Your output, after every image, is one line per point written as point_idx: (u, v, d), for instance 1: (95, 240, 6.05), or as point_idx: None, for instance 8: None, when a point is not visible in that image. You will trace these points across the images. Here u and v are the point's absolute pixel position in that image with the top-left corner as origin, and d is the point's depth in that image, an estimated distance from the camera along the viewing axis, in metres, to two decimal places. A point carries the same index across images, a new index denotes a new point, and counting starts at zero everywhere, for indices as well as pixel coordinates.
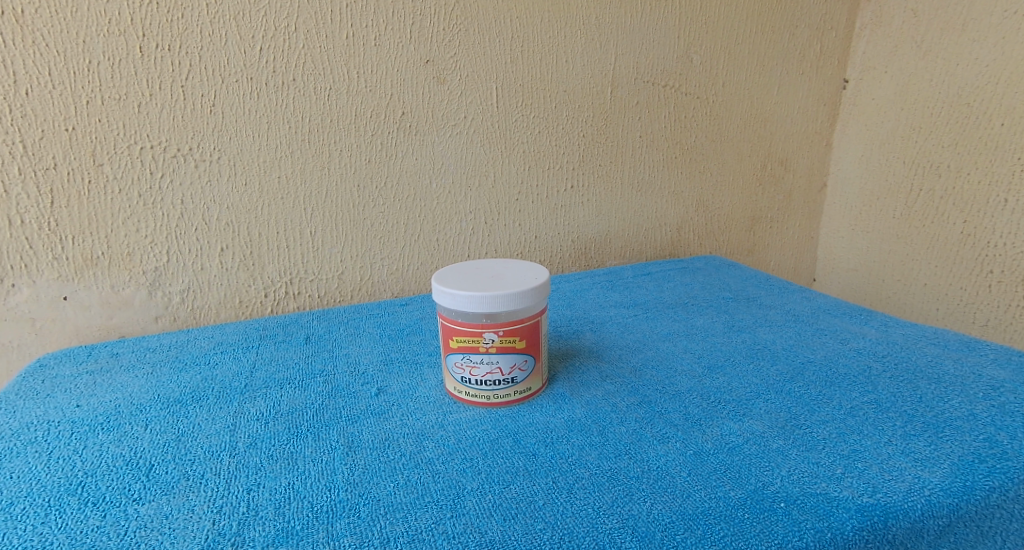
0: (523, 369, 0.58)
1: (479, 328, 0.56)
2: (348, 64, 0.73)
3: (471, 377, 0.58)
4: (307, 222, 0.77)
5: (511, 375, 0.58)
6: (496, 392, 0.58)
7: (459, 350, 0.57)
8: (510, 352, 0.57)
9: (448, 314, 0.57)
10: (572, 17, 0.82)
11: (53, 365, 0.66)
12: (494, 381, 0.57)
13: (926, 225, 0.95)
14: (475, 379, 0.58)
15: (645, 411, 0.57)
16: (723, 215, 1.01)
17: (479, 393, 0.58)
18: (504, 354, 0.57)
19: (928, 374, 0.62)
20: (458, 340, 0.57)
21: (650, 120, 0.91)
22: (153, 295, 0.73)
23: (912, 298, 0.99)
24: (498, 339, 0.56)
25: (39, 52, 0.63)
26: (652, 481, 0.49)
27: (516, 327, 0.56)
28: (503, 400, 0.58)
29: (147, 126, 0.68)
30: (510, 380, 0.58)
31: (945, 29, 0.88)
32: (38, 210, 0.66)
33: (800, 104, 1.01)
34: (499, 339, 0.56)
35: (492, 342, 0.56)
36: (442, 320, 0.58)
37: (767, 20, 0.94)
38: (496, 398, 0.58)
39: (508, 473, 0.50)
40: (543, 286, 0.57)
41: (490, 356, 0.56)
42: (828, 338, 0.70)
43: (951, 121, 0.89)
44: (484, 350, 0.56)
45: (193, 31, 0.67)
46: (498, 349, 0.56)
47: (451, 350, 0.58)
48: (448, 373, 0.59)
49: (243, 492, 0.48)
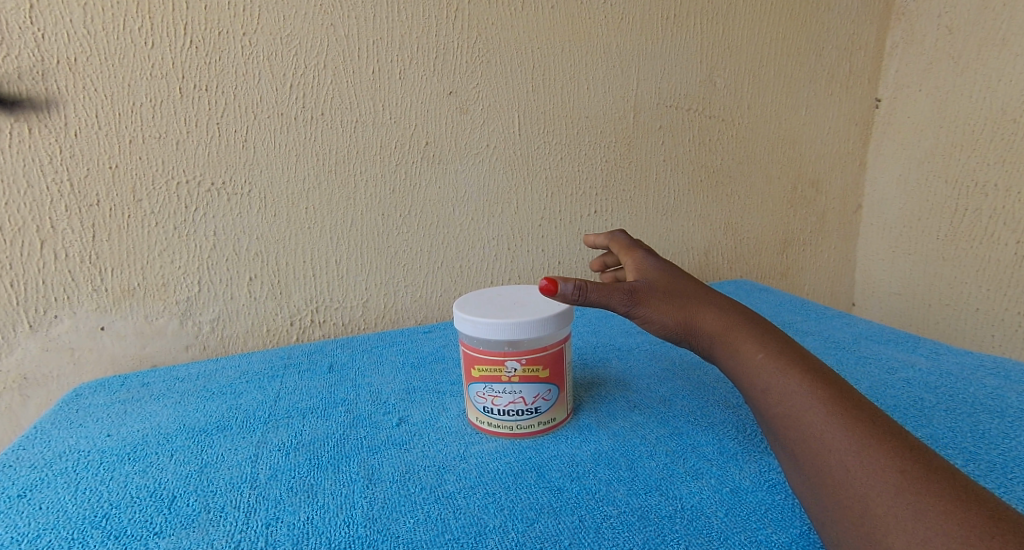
0: (547, 399, 0.56)
1: (501, 356, 0.54)
2: (374, 98, 0.75)
3: (493, 407, 0.56)
4: (333, 251, 0.78)
5: (534, 405, 0.56)
6: (519, 422, 0.56)
7: (481, 380, 0.56)
8: (533, 382, 0.55)
9: (470, 341, 0.56)
10: (594, 46, 0.83)
11: (88, 395, 0.67)
12: (517, 411, 0.56)
13: (975, 247, 0.90)
14: (497, 408, 0.56)
15: (676, 444, 0.55)
16: (755, 239, 0.99)
17: (503, 423, 0.56)
18: (527, 384, 0.55)
19: (989, 408, 0.57)
20: (479, 369, 0.55)
21: (674, 144, 0.90)
22: (185, 324, 0.75)
23: (966, 325, 0.94)
24: (521, 368, 0.54)
25: (88, 96, 0.67)
26: (686, 521, 0.46)
27: (540, 354, 0.54)
28: (527, 431, 0.56)
29: (183, 162, 0.71)
30: (533, 410, 0.56)
31: (983, 45, 0.86)
32: (82, 244, 0.69)
33: (831, 125, 0.99)
34: (521, 367, 0.54)
35: (514, 371, 0.54)
36: (463, 348, 0.56)
37: (793, 42, 0.93)
38: (519, 429, 0.56)
39: (532, 510, 0.48)
40: (569, 313, 0.56)
41: (512, 385, 0.55)
42: (873, 367, 0.66)
43: (996, 138, 0.86)
44: (506, 379, 0.55)
45: (229, 72, 0.70)
46: (521, 378, 0.54)
47: (472, 380, 0.56)
48: (469, 401, 0.58)
49: (262, 526, 0.47)
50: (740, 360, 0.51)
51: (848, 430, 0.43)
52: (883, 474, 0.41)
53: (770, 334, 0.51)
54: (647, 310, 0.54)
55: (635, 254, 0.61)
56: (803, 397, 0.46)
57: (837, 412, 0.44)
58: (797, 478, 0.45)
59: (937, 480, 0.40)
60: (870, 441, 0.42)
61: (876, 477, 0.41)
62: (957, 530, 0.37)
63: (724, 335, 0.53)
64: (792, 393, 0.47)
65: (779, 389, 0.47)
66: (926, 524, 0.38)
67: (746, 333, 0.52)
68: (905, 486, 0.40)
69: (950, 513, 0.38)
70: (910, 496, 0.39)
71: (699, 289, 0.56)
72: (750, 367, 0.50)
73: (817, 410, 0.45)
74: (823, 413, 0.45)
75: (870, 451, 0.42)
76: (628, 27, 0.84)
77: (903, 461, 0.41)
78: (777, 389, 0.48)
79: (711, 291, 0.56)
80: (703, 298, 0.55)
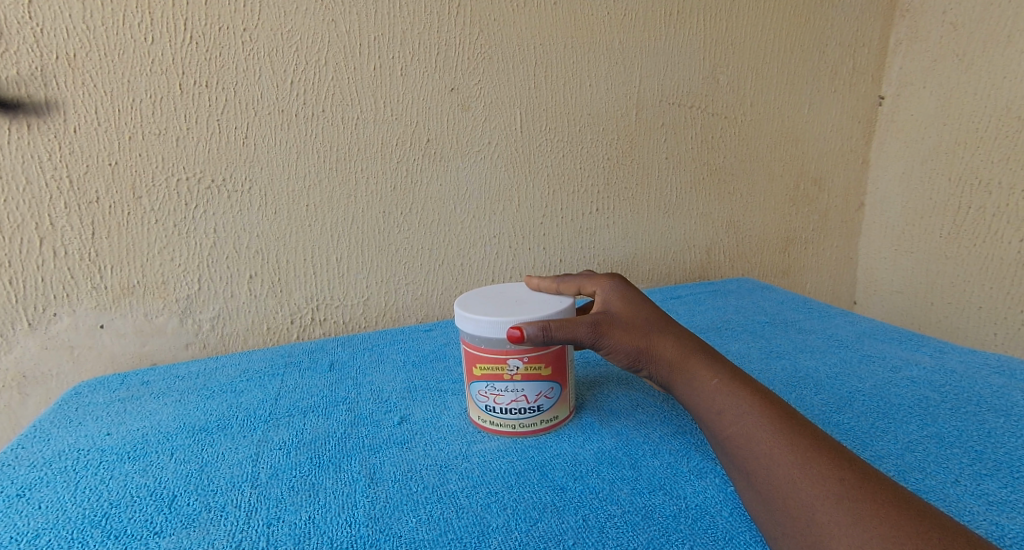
0: (549, 397, 0.55)
1: (504, 355, 0.53)
2: (375, 95, 0.75)
3: (495, 406, 0.55)
4: (334, 249, 0.78)
5: (537, 403, 0.55)
6: (521, 421, 0.56)
7: (482, 379, 0.55)
8: (536, 380, 0.54)
9: (471, 340, 0.55)
10: (596, 42, 0.82)
11: (88, 393, 0.67)
12: (520, 409, 0.55)
13: (979, 246, 0.90)
14: (499, 407, 0.55)
15: (680, 443, 0.55)
16: (757, 237, 0.98)
17: (504, 422, 0.56)
18: (530, 382, 0.54)
19: (995, 407, 0.57)
20: (481, 368, 0.54)
21: (676, 142, 0.89)
22: (185, 322, 0.75)
23: (969, 324, 0.94)
24: (523, 366, 0.53)
25: (87, 92, 0.66)
26: (690, 521, 0.46)
27: (543, 353, 0.54)
28: (529, 429, 0.56)
29: (183, 159, 0.70)
30: (536, 408, 0.55)
31: (988, 42, 0.86)
32: (82, 241, 0.69)
33: (834, 123, 0.98)
34: (524, 366, 0.53)
35: (517, 369, 0.53)
36: (465, 347, 0.56)
37: (797, 39, 0.93)
38: (521, 427, 0.56)
39: (535, 509, 0.48)
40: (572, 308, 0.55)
41: (514, 384, 0.54)
42: (877, 366, 0.66)
43: (1000, 136, 0.86)
44: (508, 378, 0.54)
45: (229, 68, 0.70)
46: (523, 377, 0.54)
47: (474, 378, 0.56)
48: (471, 400, 0.57)
49: (264, 525, 0.47)
50: (694, 384, 0.51)
51: (796, 446, 0.44)
52: (828, 487, 0.41)
53: (722, 361, 0.52)
54: (612, 341, 0.54)
55: (600, 284, 0.59)
56: (753, 417, 0.47)
57: (783, 429, 0.45)
58: (745, 493, 0.46)
59: (877, 491, 0.41)
60: (814, 455, 0.43)
61: (819, 487, 0.42)
62: (896, 536, 0.38)
63: (680, 363, 0.53)
64: (741, 414, 0.47)
65: (730, 410, 0.48)
66: (868, 530, 0.39)
67: (699, 359, 0.52)
68: (846, 495, 0.41)
69: (889, 520, 0.39)
70: (850, 504, 0.40)
71: (660, 317, 0.56)
72: (702, 390, 0.50)
73: (766, 428, 0.46)
74: (772, 433, 0.45)
75: (817, 465, 0.43)
76: (630, 23, 0.83)
77: (846, 473, 0.42)
78: (729, 411, 0.48)
79: (671, 320, 0.56)
80: (664, 326, 0.55)
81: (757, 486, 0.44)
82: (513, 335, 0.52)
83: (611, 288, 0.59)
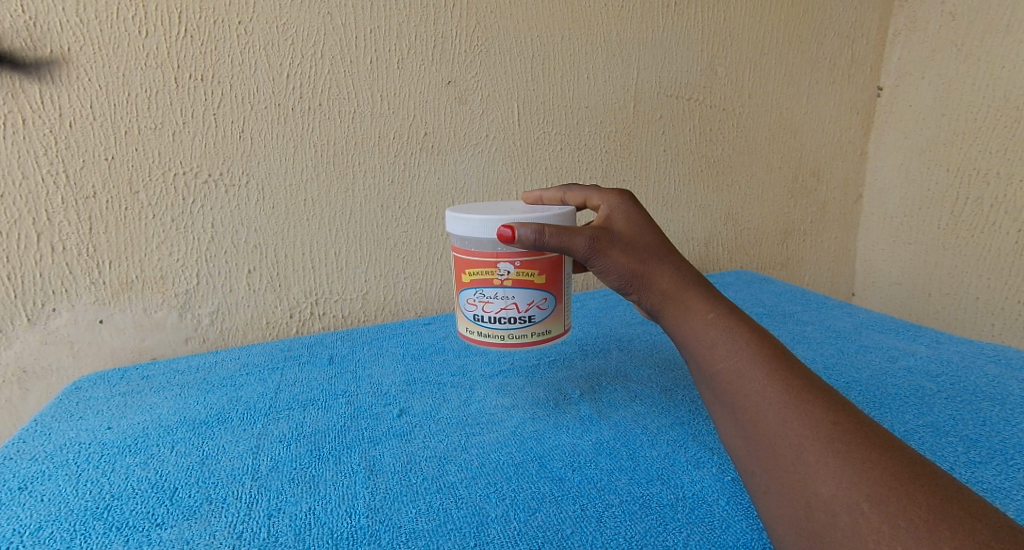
0: (541, 308, 0.55)
1: (494, 258, 0.53)
2: (372, 88, 0.75)
3: (484, 315, 0.55)
4: (332, 243, 0.78)
5: (528, 313, 0.55)
6: (511, 331, 0.55)
7: (472, 285, 0.55)
8: (528, 286, 0.54)
9: (462, 244, 0.55)
10: (594, 34, 0.82)
11: (88, 388, 0.67)
12: (509, 319, 0.55)
13: (976, 236, 0.91)
14: (487, 316, 0.55)
15: (677, 433, 0.55)
16: (755, 229, 0.98)
17: (493, 332, 0.55)
18: (521, 289, 0.54)
19: (990, 396, 0.57)
20: (471, 273, 0.55)
21: (674, 134, 0.89)
22: (184, 317, 0.75)
23: (966, 314, 0.94)
24: (515, 271, 0.53)
25: (83, 86, 0.66)
26: (688, 510, 0.46)
27: (536, 258, 0.53)
28: (518, 341, 0.55)
29: (180, 154, 0.70)
30: (526, 318, 0.55)
31: (988, 31, 0.86)
32: (79, 236, 0.69)
33: (832, 114, 0.98)
34: (515, 270, 0.53)
35: (507, 273, 0.53)
36: (456, 253, 0.56)
37: (795, 29, 0.92)
38: (510, 338, 0.55)
39: (534, 499, 0.48)
40: (568, 216, 0.54)
41: (504, 290, 0.54)
42: (874, 356, 0.66)
43: (999, 126, 0.86)
44: (499, 283, 0.54)
45: (225, 61, 0.69)
46: (514, 282, 0.54)
47: (464, 286, 0.55)
48: (459, 311, 0.57)
49: (264, 517, 0.47)
50: (688, 318, 0.49)
51: (790, 387, 0.43)
52: (819, 429, 0.41)
53: (720, 298, 0.50)
54: (607, 259, 0.51)
55: (607, 197, 0.55)
56: (748, 355, 0.45)
57: (778, 369, 0.44)
58: (731, 432, 0.45)
59: (869, 435, 0.40)
60: (807, 397, 0.42)
61: (810, 428, 0.41)
62: (884, 478, 0.38)
63: (675, 294, 0.51)
64: (735, 351, 0.46)
65: (724, 346, 0.47)
66: (857, 473, 0.38)
67: (696, 293, 0.50)
68: (837, 437, 0.40)
69: (880, 465, 0.38)
70: (841, 447, 0.40)
71: (662, 245, 0.53)
72: (697, 325, 0.49)
73: (761, 367, 0.45)
74: (766, 372, 0.44)
75: (810, 407, 0.42)
76: (628, 14, 0.83)
77: (838, 416, 0.41)
78: (723, 347, 0.47)
79: (673, 249, 0.53)
80: (664, 254, 0.52)
81: (744, 424, 0.44)
82: (504, 234, 0.51)
83: (618, 205, 0.55)
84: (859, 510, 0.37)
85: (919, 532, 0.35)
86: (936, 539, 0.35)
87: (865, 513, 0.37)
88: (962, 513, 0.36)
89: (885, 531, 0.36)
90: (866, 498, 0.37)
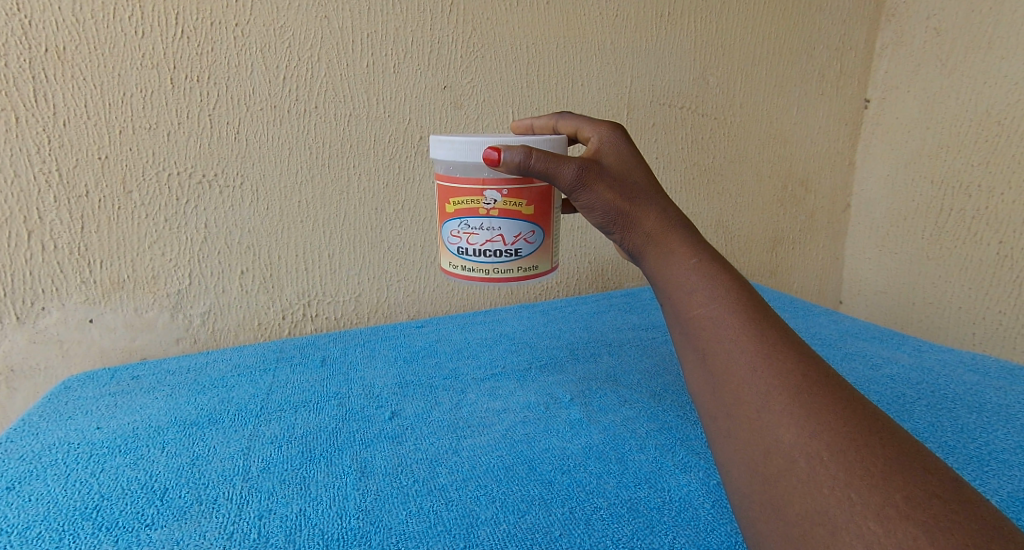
0: (528, 242, 0.56)
1: (480, 187, 0.54)
2: (368, 91, 0.75)
3: (469, 248, 0.56)
4: (326, 245, 0.79)
5: (514, 247, 0.56)
6: (496, 265, 0.56)
7: (458, 215, 0.56)
8: (515, 218, 0.55)
9: (448, 173, 0.56)
10: (589, 41, 0.83)
11: (76, 387, 0.67)
12: (495, 252, 0.56)
13: (958, 247, 0.93)
14: (472, 248, 0.56)
15: (665, 438, 0.56)
16: (745, 237, 1.00)
17: (479, 266, 0.56)
18: (508, 220, 0.55)
19: (969, 403, 0.59)
20: (456, 202, 0.55)
21: (667, 142, 0.90)
22: (175, 317, 0.75)
23: (949, 323, 0.97)
24: (501, 200, 0.54)
25: (77, 85, 0.65)
26: (674, 513, 0.47)
27: (523, 189, 0.54)
28: (504, 275, 0.56)
29: (175, 154, 0.70)
30: (513, 252, 0.56)
31: (970, 48, 0.88)
32: (71, 235, 0.68)
33: (821, 126, 1.00)
34: (501, 200, 0.54)
35: (493, 203, 0.54)
36: (441, 182, 0.56)
37: (785, 41, 0.94)
38: (495, 272, 0.56)
39: (524, 502, 0.48)
40: (555, 144, 0.54)
41: (490, 221, 0.55)
42: (858, 363, 0.67)
43: (981, 140, 0.89)
44: (484, 213, 0.54)
45: (222, 63, 0.70)
46: (500, 212, 0.54)
47: (449, 217, 0.56)
48: (444, 245, 0.58)
49: (254, 518, 0.47)
50: (671, 261, 0.48)
51: (764, 338, 0.41)
52: (787, 379, 0.39)
53: (706, 245, 0.49)
54: (592, 194, 0.50)
55: (599, 128, 0.54)
56: (725, 302, 0.44)
57: (753, 319, 0.43)
58: (696, 378, 0.44)
59: (836, 389, 0.39)
60: (779, 347, 0.41)
61: (780, 377, 0.39)
62: (845, 429, 0.36)
63: (660, 238, 0.49)
64: (714, 296, 0.44)
65: (703, 291, 0.45)
66: (821, 423, 0.37)
67: (681, 239, 0.49)
68: (804, 388, 0.39)
69: (841, 417, 0.37)
70: (807, 398, 0.38)
71: (653, 186, 0.51)
72: (678, 269, 0.47)
73: (738, 314, 0.43)
74: (743, 319, 0.43)
75: (782, 356, 0.40)
76: (622, 23, 0.84)
77: (810, 369, 0.40)
78: (702, 292, 0.45)
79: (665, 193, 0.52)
80: (653, 195, 0.51)
81: (713, 369, 0.42)
82: (489, 156, 0.51)
83: (609, 135, 0.53)
84: (818, 458, 0.36)
85: (872, 479, 0.34)
86: (889, 488, 0.34)
87: (824, 461, 0.36)
88: (918, 467, 0.34)
89: (841, 479, 0.35)
90: (827, 447, 0.36)
